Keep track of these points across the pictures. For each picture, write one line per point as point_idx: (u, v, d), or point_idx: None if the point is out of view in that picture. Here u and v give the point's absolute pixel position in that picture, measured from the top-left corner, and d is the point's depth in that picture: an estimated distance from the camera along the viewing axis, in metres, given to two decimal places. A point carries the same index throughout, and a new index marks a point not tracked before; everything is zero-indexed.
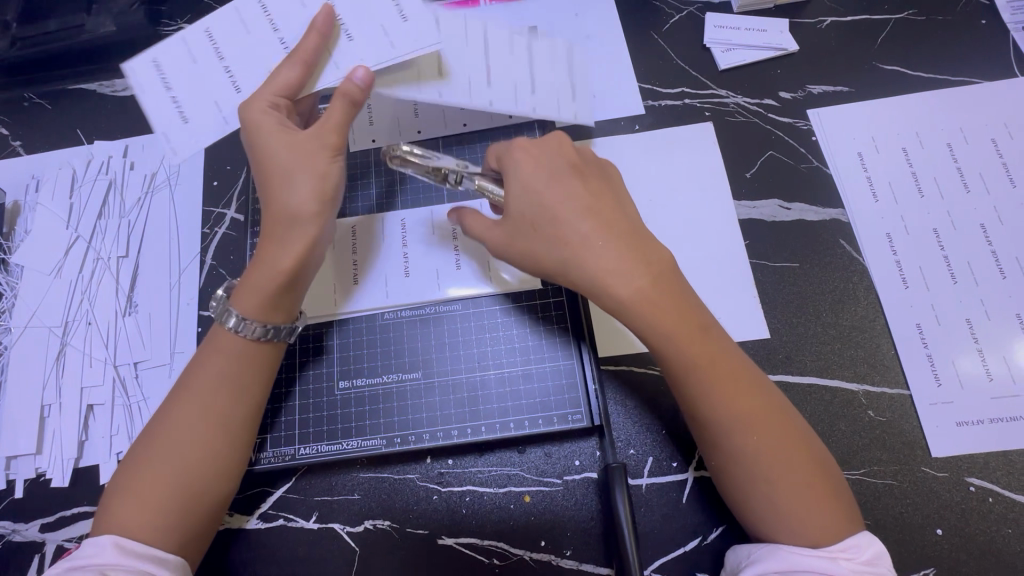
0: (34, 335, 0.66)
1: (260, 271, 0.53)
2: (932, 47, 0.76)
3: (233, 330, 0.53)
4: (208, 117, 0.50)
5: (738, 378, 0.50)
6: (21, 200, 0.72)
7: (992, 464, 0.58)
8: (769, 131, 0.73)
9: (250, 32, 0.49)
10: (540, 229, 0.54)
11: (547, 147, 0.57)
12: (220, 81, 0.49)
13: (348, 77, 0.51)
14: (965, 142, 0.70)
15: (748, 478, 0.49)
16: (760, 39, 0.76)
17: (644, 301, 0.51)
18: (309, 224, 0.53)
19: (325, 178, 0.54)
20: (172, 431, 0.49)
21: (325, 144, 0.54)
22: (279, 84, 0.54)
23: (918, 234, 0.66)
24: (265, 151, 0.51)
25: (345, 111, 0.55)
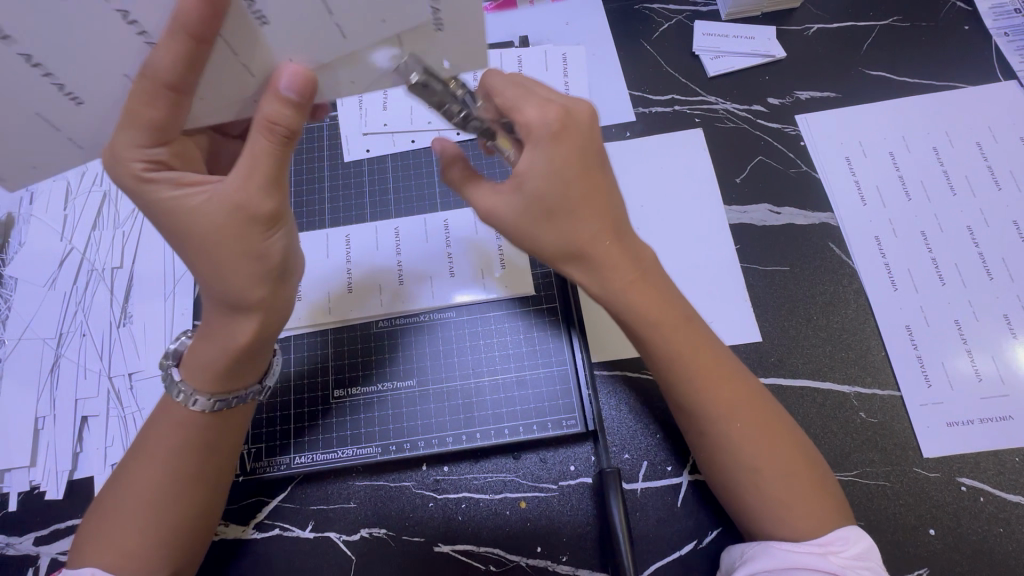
0: (27, 347, 0.66)
1: (213, 344, 0.49)
2: (917, 53, 0.77)
3: (183, 406, 0.50)
4: (136, 187, 0.44)
5: (722, 374, 0.51)
6: (14, 212, 0.72)
7: (983, 465, 0.59)
8: (758, 136, 0.74)
9: (152, 69, 0.39)
10: (549, 227, 0.49)
11: (574, 121, 0.48)
12: (137, 140, 0.43)
13: (293, 123, 0.42)
14: (951, 146, 0.71)
15: (742, 469, 0.49)
16: (748, 46, 0.77)
17: (636, 300, 0.51)
18: (257, 314, 0.48)
19: (265, 255, 0.46)
20: (143, 470, 0.48)
21: (257, 215, 0.44)
22: (166, 85, 0.40)
23: (905, 236, 0.67)
24: (204, 229, 0.45)
25: (275, 147, 0.43)
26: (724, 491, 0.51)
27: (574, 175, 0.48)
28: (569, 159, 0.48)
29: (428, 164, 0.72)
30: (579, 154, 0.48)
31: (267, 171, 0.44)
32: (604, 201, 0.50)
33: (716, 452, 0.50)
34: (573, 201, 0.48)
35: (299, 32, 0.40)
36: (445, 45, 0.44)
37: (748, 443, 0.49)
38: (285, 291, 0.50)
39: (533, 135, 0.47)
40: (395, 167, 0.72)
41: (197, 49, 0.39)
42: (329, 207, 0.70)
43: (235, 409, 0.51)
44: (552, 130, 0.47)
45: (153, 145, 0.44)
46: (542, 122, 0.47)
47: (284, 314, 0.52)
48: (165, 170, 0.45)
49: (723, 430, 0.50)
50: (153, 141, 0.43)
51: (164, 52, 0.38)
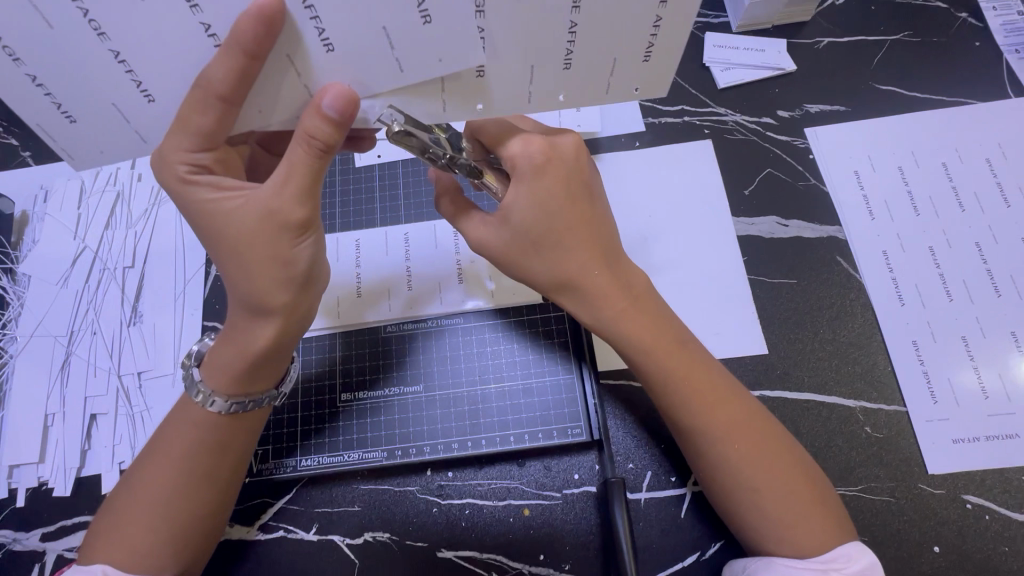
0: (39, 344, 0.67)
1: (232, 347, 0.49)
2: (927, 68, 0.77)
3: (203, 406, 0.50)
4: (179, 187, 0.46)
5: (720, 392, 0.52)
6: (29, 210, 0.73)
7: (989, 482, 0.59)
8: (767, 149, 0.74)
9: (207, 79, 0.40)
10: (537, 256, 0.52)
11: (557, 155, 0.51)
12: (184, 144, 0.44)
13: (329, 137, 0.42)
14: (960, 162, 0.71)
15: (735, 489, 0.50)
16: (758, 58, 0.78)
17: (623, 322, 0.53)
18: (277, 318, 0.48)
19: (293, 262, 0.46)
20: (158, 468, 0.49)
21: (286, 223, 0.45)
22: (217, 95, 0.41)
23: (913, 251, 0.67)
24: (241, 233, 0.45)
25: (310, 161, 0.43)
26: (724, 509, 0.51)
27: (560, 199, 0.51)
28: (553, 188, 0.50)
29: None
30: (562, 184, 0.51)
31: (302, 182, 0.44)
32: (586, 227, 0.52)
33: (713, 474, 0.51)
34: (556, 231, 0.51)
35: (357, 59, 0.41)
36: (642, 75, 0.47)
37: (746, 466, 0.49)
38: (310, 296, 0.50)
39: (518, 170, 0.50)
40: (405, 173, 0.72)
41: (250, 66, 0.40)
42: (339, 211, 0.71)
43: (252, 415, 0.52)
44: (536, 163, 0.50)
45: (198, 150, 0.45)
46: (527, 156, 0.50)
47: (305, 319, 0.51)
48: (208, 174, 0.46)
49: (721, 448, 0.50)
50: (199, 146, 0.44)
51: (219, 65, 0.40)
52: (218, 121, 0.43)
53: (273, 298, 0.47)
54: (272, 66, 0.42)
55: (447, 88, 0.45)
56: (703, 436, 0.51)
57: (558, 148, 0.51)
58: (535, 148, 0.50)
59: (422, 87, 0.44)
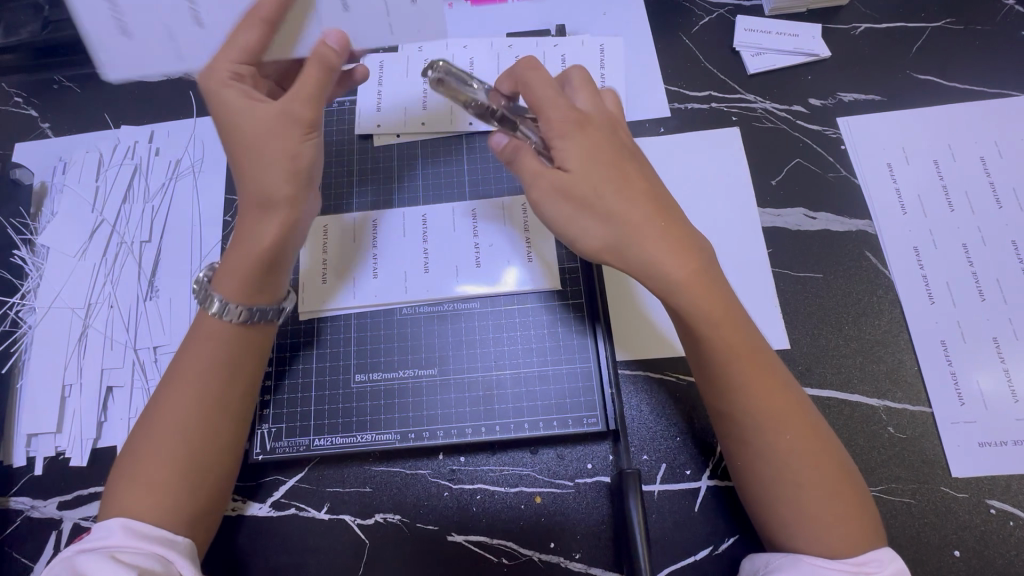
0: (57, 315, 0.67)
1: (241, 251, 0.51)
2: (969, 58, 0.74)
3: (217, 317, 0.52)
4: (215, 88, 0.50)
5: (774, 377, 0.50)
6: (48, 181, 0.73)
7: (1014, 487, 0.57)
8: (796, 138, 0.72)
9: (255, 7, 0.50)
10: (590, 215, 0.50)
11: (595, 122, 0.53)
12: (231, 56, 0.50)
13: (334, 63, 0.51)
14: (999, 156, 0.68)
15: (782, 471, 0.48)
16: (790, 43, 0.75)
17: (690, 289, 0.49)
18: (284, 212, 0.51)
19: (297, 157, 0.50)
20: (172, 400, 0.49)
21: (298, 119, 0.50)
22: (263, 19, 0.50)
23: (946, 248, 0.65)
24: (251, 127, 0.50)
25: (318, 74, 0.50)
26: (758, 499, 0.50)
27: (601, 170, 0.50)
28: (598, 153, 0.51)
29: (457, 152, 0.71)
30: (604, 146, 0.52)
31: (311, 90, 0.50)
32: (642, 199, 0.51)
33: (762, 449, 0.48)
34: (608, 194, 0.50)
35: None
36: None
37: (792, 454, 0.48)
38: (309, 200, 0.54)
39: (556, 126, 0.51)
40: (424, 155, 0.71)
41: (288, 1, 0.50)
42: (356, 190, 0.70)
43: (256, 327, 0.53)
44: (580, 124, 0.51)
45: (240, 62, 0.51)
46: (565, 115, 0.51)
47: (304, 223, 0.54)
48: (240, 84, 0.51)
49: (773, 431, 0.48)
50: (242, 58, 0.50)
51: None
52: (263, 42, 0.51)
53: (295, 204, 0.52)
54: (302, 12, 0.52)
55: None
56: (756, 409, 0.49)
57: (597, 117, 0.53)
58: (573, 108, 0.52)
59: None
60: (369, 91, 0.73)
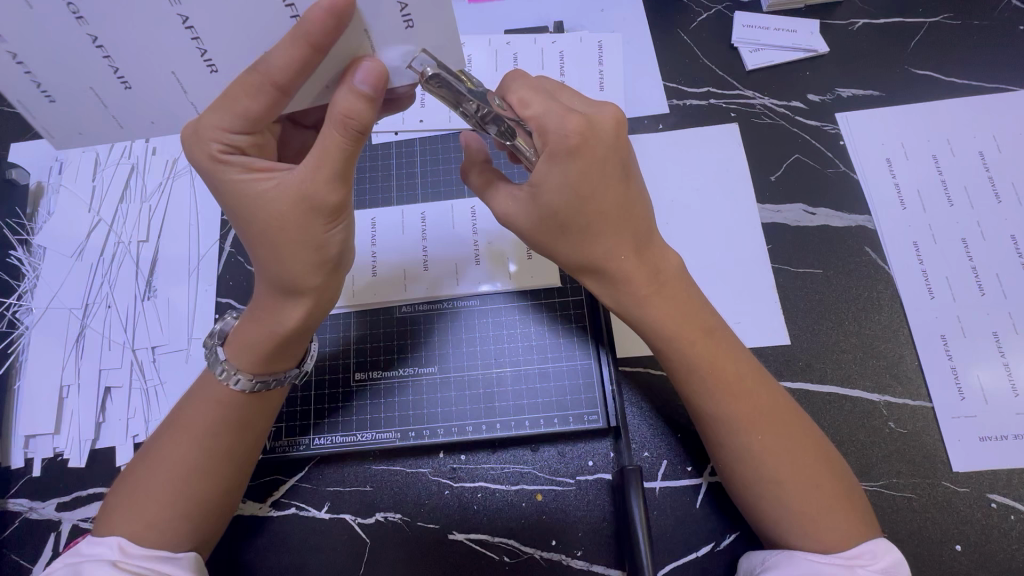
0: (54, 316, 0.67)
1: (261, 327, 0.49)
2: (967, 52, 0.74)
3: (221, 382, 0.49)
4: (211, 166, 0.44)
5: (749, 386, 0.50)
6: (44, 181, 0.72)
7: (1015, 481, 0.57)
8: (795, 134, 0.72)
9: (266, 65, 0.39)
10: (564, 238, 0.50)
11: (593, 132, 0.47)
12: (224, 123, 0.42)
13: (365, 117, 0.41)
14: (998, 151, 0.68)
15: (751, 480, 0.49)
16: (788, 39, 0.75)
17: (650, 308, 0.51)
18: (307, 299, 0.48)
19: (324, 247, 0.45)
20: (177, 446, 0.48)
21: (321, 207, 0.43)
22: (271, 82, 0.40)
23: (945, 243, 0.65)
24: (272, 216, 0.44)
25: (345, 143, 0.42)
26: (743, 496, 0.50)
27: (586, 186, 0.48)
28: (589, 172, 0.47)
29: (456, 150, 0.71)
30: (596, 168, 0.47)
31: (336, 164, 0.42)
32: (623, 217, 0.50)
33: (730, 460, 0.50)
34: (588, 214, 0.49)
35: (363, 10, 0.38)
36: None
37: (769, 458, 0.48)
38: (338, 279, 0.50)
39: (551, 146, 0.47)
40: (423, 152, 0.71)
41: (314, 57, 0.39)
42: (355, 188, 0.69)
43: (273, 392, 0.52)
44: (569, 146, 0.46)
45: (238, 132, 0.43)
46: (561, 134, 0.46)
47: (333, 302, 0.51)
48: (242, 155, 0.44)
49: (743, 440, 0.49)
50: (241, 128, 0.43)
51: (282, 55, 0.38)
52: (270, 108, 0.42)
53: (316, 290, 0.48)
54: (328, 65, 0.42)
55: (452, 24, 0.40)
56: (721, 425, 0.50)
57: (595, 126, 0.47)
58: (569, 126, 0.46)
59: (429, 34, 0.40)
60: None
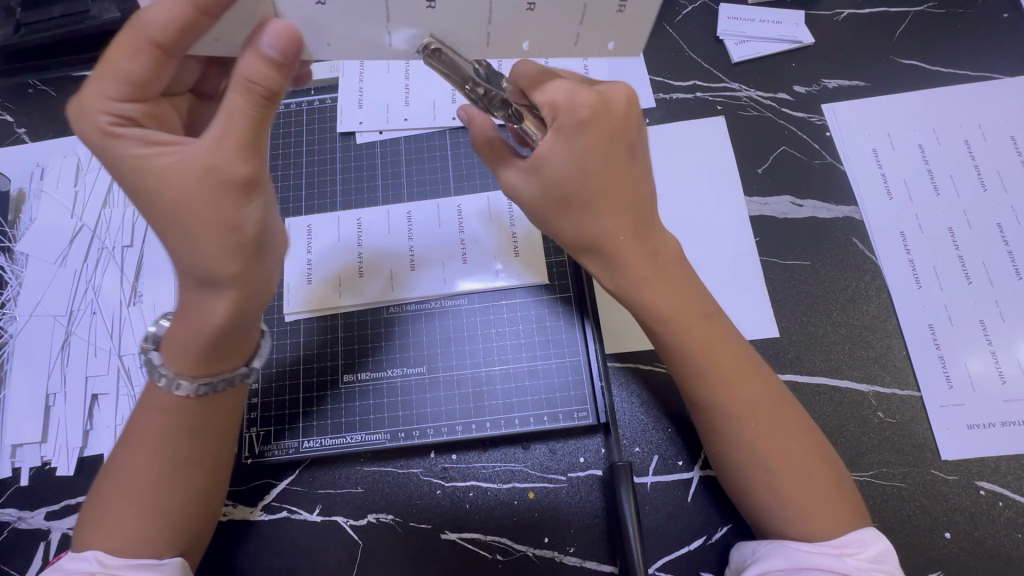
0: (38, 324, 0.66)
1: (188, 324, 0.46)
2: (951, 40, 0.74)
3: (166, 390, 0.48)
4: (101, 141, 0.42)
5: (744, 372, 0.50)
6: (26, 187, 0.72)
7: (1003, 468, 0.58)
8: (782, 126, 0.71)
9: (143, 23, 0.39)
10: (565, 215, 0.50)
11: (607, 109, 0.46)
12: (109, 92, 0.41)
13: (271, 81, 0.40)
14: (983, 140, 0.68)
15: (755, 460, 0.48)
16: (773, 31, 0.75)
17: (650, 289, 0.50)
18: (233, 291, 0.45)
19: (238, 227, 0.43)
20: (136, 457, 0.47)
21: (229, 180, 0.42)
22: (150, 40, 0.39)
23: (932, 233, 0.65)
24: (172, 193, 0.42)
25: (251, 108, 0.41)
26: (736, 486, 0.50)
27: (591, 163, 0.47)
28: (594, 148, 0.46)
29: (441, 148, 0.70)
30: (600, 145, 0.46)
31: (243, 131, 0.41)
32: (625, 196, 0.49)
33: (730, 444, 0.49)
34: (593, 190, 0.48)
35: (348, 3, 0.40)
36: (620, 28, 0.44)
37: (764, 441, 0.48)
38: (265, 266, 0.47)
39: (559, 122, 0.46)
40: (408, 151, 0.70)
41: (197, 18, 0.39)
42: (340, 188, 0.69)
43: (222, 395, 0.50)
44: (579, 120, 0.45)
45: (125, 101, 0.42)
46: (571, 109, 0.46)
47: (262, 294, 0.48)
48: (135, 127, 0.42)
49: (742, 423, 0.49)
50: (127, 95, 0.42)
51: (161, 10, 0.39)
52: (156, 70, 0.41)
53: (247, 279, 0.45)
54: (222, 25, 0.41)
55: (510, 20, 0.43)
56: (730, 406, 0.49)
57: (607, 103, 0.46)
58: (581, 101, 0.46)
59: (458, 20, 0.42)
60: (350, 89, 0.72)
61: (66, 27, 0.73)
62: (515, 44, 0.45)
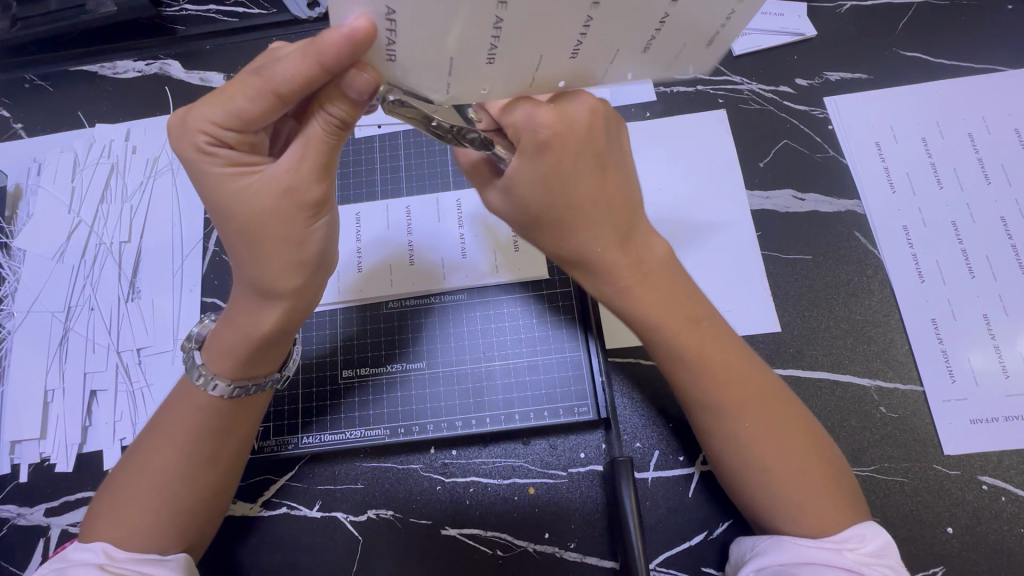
0: (37, 320, 0.66)
1: (234, 330, 0.47)
2: (955, 33, 0.73)
3: (203, 390, 0.48)
4: (194, 157, 0.42)
5: (738, 377, 0.49)
6: (22, 183, 0.71)
7: (1006, 463, 0.57)
8: (784, 119, 0.71)
9: (271, 74, 0.38)
10: (541, 231, 0.48)
11: (565, 125, 0.44)
12: (212, 116, 0.40)
13: (349, 116, 0.40)
14: (987, 133, 0.68)
15: (741, 464, 0.48)
16: (775, 23, 0.74)
17: (635, 300, 0.49)
18: (285, 302, 0.46)
19: (304, 245, 0.44)
20: (160, 452, 0.47)
21: (305, 203, 0.42)
22: (272, 89, 0.39)
23: (935, 226, 0.65)
24: (252, 211, 0.42)
25: (329, 137, 0.41)
26: (732, 483, 0.50)
27: (559, 181, 0.45)
28: (560, 166, 0.45)
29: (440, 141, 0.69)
30: (568, 160, 0.45)
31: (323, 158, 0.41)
32: (601, 212, 0.47)
33: (718, 446, 0.50)
34: (565, 207, 0.46)
35: (418, 64, 0.37)
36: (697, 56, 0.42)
37: (753, 443, 0.48)
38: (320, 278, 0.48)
39: (521, 143, 0.44)
40: (407, 146, 0.70)
41: (318, 75, 0.38)
42: (339, 184, 0.68)
43: (253, 399, 0.50)
44: (540, 138, 0.43)
45: (225, 126, 0.41)
46: (530, 128, 0.43)
47: (315, 299, 0.49)
48: (227, 149, 0.42)
49: (728, 427, 0.49)
50: (228, 123, 0.40)
51: (290, 65, 0.38)
52: (269, 112, 0.40)
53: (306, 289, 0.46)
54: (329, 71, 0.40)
55: (614, 58, 0.40)
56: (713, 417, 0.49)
57: (566, 116, 0.44)
58: (537, 118, 0.43)
59: (556, 66, 0.40)
60: None
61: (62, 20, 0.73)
62: (621, 74, 0.43)
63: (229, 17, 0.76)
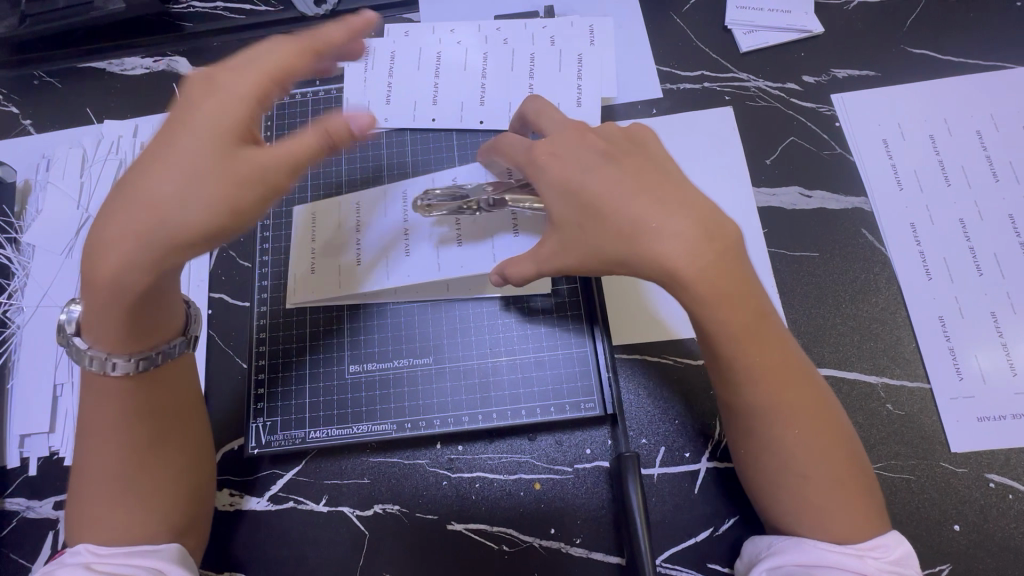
0: (46, 314, 0.66)
1: (103, 305, 0.43)
2: (964, 30, 0.73)
3: (102, 371, 0.46)
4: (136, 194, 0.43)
5: (793, 372, 0.47)
6: (32, 179, 0.72)
7: (1014, 461, 0.57)
8: (791, 116, 0.71)
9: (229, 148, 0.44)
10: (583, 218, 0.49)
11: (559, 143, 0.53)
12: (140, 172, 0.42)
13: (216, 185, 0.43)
14: (996, 130, 0.67)
15: (784, 465, 0.47)
16: (784, 20, 0.74)
17: (703, 277, 0.45)
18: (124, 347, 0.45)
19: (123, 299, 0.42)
20: (102, 448, 0.47)
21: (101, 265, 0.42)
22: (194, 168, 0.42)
23: (943, 224, 0.65)
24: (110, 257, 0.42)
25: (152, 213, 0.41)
26: (766, 490, 0.49)
27: (576, 176, 0.51)
28: (570, 168, 0.51)
29: (446, 138, 0.69)
30: (576, 160, 0.52)
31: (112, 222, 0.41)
32: (641, 196, 0.48)
33: (767, 448, 0.47)
34: (593, 196, 0.49)
35: None
36: None
37: (799, 445, 0.46)
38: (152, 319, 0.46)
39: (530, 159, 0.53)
40: (414, 142, 0.70)
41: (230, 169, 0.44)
42: (346, 179, 0.68)
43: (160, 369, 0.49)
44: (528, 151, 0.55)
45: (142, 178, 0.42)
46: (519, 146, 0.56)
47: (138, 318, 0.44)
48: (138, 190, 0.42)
49: (776, 428, 0.47)
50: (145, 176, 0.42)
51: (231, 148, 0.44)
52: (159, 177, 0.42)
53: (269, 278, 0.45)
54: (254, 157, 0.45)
55: None
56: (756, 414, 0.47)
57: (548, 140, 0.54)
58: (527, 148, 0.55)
59: None
60: (355, 77, 0.71)
61: (72, 17, 0.73)
62: None
63: (238, 15, 0.77)
